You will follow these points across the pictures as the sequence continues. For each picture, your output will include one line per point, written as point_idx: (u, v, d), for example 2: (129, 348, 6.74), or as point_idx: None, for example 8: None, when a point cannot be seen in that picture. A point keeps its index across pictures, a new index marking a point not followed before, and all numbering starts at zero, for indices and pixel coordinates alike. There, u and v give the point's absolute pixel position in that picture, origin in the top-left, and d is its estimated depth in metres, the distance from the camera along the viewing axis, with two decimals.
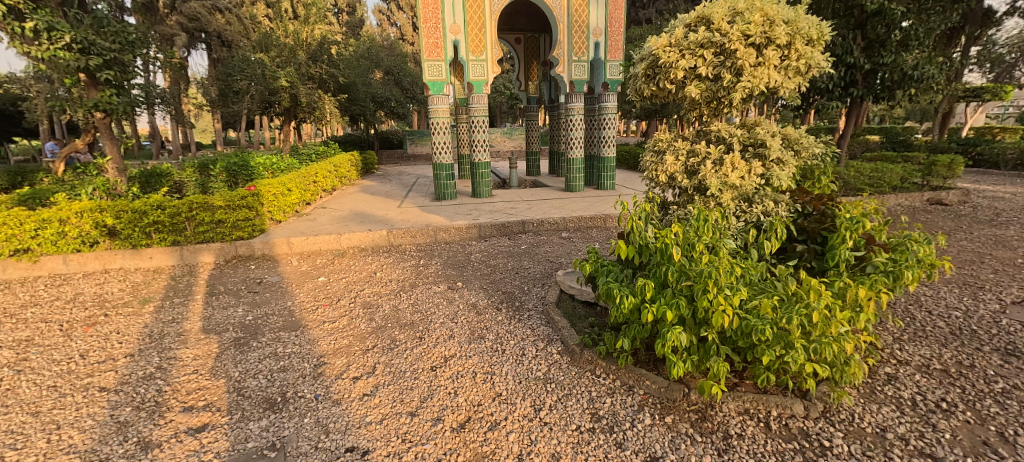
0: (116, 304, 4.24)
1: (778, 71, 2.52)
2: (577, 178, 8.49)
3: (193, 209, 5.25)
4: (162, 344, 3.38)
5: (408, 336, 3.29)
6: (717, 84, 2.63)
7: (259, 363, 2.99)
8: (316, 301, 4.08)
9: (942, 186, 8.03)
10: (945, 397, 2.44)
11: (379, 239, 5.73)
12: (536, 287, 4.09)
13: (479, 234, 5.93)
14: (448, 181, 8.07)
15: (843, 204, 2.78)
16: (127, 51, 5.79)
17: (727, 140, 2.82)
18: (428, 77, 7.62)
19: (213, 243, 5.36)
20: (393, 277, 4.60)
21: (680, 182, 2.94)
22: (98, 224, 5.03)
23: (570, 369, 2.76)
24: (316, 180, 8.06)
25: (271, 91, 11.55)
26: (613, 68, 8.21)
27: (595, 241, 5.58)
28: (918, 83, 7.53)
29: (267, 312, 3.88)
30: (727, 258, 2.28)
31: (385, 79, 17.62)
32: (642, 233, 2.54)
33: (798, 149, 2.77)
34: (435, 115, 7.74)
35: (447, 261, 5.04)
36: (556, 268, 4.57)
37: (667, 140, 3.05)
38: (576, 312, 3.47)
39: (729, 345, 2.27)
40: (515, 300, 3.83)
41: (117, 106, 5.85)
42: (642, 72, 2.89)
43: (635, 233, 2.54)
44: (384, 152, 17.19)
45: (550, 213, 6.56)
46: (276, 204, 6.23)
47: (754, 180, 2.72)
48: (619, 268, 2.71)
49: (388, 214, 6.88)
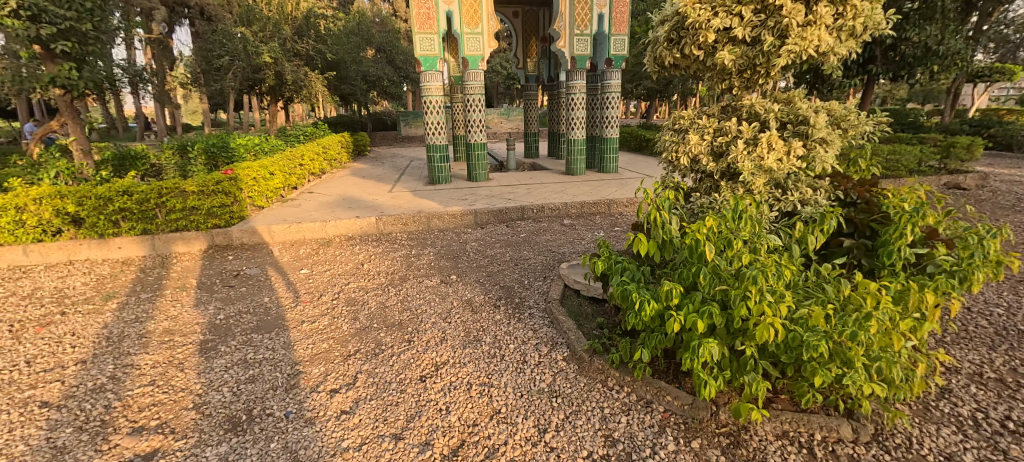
0: (77, 300, 3.86)
1: (829, 33, 2.15)
2: (579, 161, 8.05)
3: (163, 194, 4.80)
4: (119, 348, 3.01)
5: (396, 338, 2.94)
6: (756, 48, 2.25)
7: (225, 373, 2.63)
8: (296, 297, 3.72)
9: (960, 169, 7.72)
10: (1011, 415, 2.11)
11: (368, 227, 5.33)
12: (537, 281, 3.72)
13: (475, 222, 5.53)
14: (441, 164, 7.62)
15: (893, 191, 2.43)
16: (85, 20, 5.28)
17: (761, 116, 2.43)
18: (419, 52, 7.10)
19: (187, 231, 4.93)
20: (382, 269, 4.23)
21: (705, 166, 2.57)
22: (59, 211, 4.60)
23: (578, 380, 2.42)
24: (302, 163, 7.60)
25: (254, 68, 10.94)
26: (618, 42, 7.72)
27: (599, 228, 5.22)
28: (941, 59, 7.11)
29: (240, 310, 3.51)
30: (771, 258, 1.90)
31: (377, 57, 17.00)
32: (666, 223, 2.13)
33: (847, 127, 2.39)
34: (428, 93, 7.27)
35: (441, 251, 4.68)
36: (558, 259, 4.21)
37: (691, 115, 2.66)
38: (583, 310, 3.13)
39: (769, 358, 1.92)
40: (515, 296, 3.47)
41: (78, 81, 5.35)
42: (663, 36, 2.51)
43: (658, 223, 2.14)
44: (376, 134, 16.64)
45: (550, 197, 6.15)
46: (257, 189, 5.78)
47: (793, 162, 2.34)
48: (636, 265, 2.34)
49: (378, 199, 6.46)
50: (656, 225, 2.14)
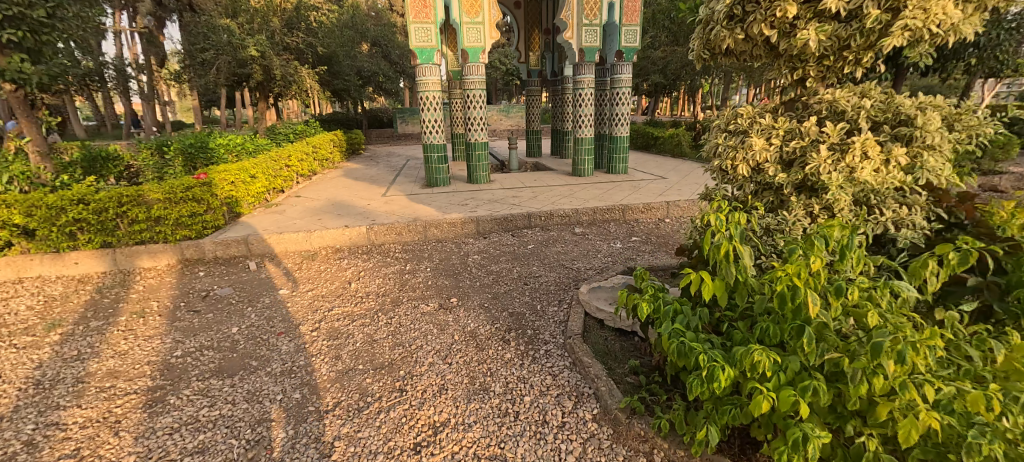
0: (14, 330, 3.30)
1: (955, 6, 1.62)
2: (586, 162, 7.53)
3: (124, 203, 4.21)
4: (48, 399, 2.47)
5: (384, 386, 2.40)
6: (853, 24, 1.72)
7: (168, 439, 2.09)
8: (270, 326, 3.18)
9: (994, 170, 7.20)
10: None
11: (357, 238, 4.76)
12: (552, 306, 3.19)
13: (477, 230, 4.95)
14: (440, 165, 7.06)
15: (1011, 211, 1.91)
16: (37, 6, 4.68)
17: (849, 114, 1.90)
18: (415, 43, 6.53)
19: (153, 244, 4.37)
20: (371, 290, 3.69)
21: (772, 178, 2.03)
22: (5, 223, 4.02)
23: (614, 452, 1.90)
24: (289, 164, 7.03)
25: (240, 63, 10.31)
26: (629, 33, 7.15)
27: (615, 238, 4.69)
28: (979, 51, 6.58)
29: (201, 345, 2.96)
30: (899, 314, 1.36)
31: (372, 52, 16.39)
32: (740, 256, 1.57)
33: (963, 129, 1.85)
34: (425, 88, 6.73)
35: (440, 267, 4.15)
36: (574, 278, 3.68)
37: (750, 114, 2.13)
38: (610, 347, 2.61)
39: (891, 450, 1.39)
40: (528, 327, 2.94)
41: (31, 75, 4.74)
42: (723, 13, 1.97)
43: (729, 257, 1.58)
44: (372, 132, 16.09)
45: (560, 202, 5.61)
46: (236, 194, 5.20)
47: (893, 173, 1.82)
48: (690, 308, 1.80)
49: (371, 204, 5.89)
50: (727, 259, 1.58)
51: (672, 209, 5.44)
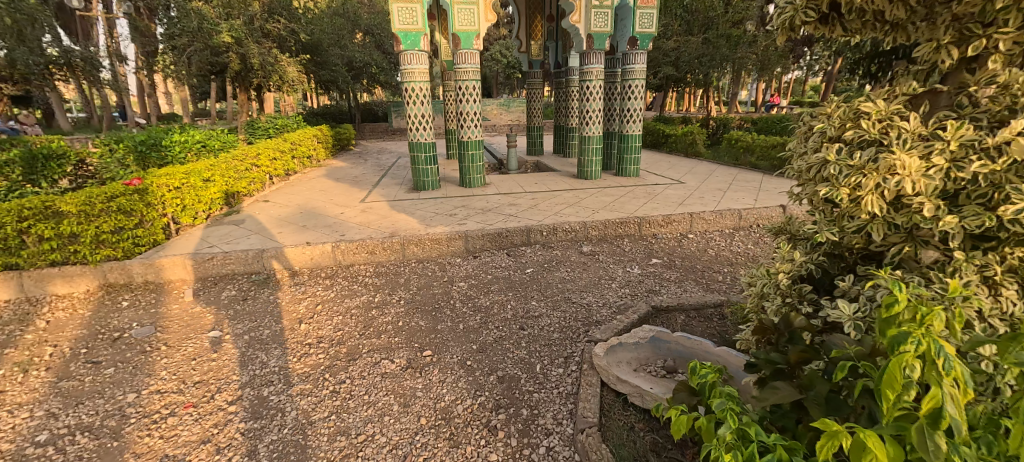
0: None
1: None
2: (592, 163, 6.70)
3: (26, 216, 3.34)
4: None
5: None
6: None
7: None
8: (181, 391, 2.37)
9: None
10: None
11: (321, 258, 3.95)
12: (558, 368, 2.39)
13: (466, 249, 4.14)
14: (428, 166, 6.26)
15: None
16: None
17: None
18: (399, 26, 5.66)
19: (70, 267, 3.57)
20: (324, 334, 2.89)
21: (930, 221, 1.23)
22: None
23: None
24: (258, 163, 6.23)
25: (216, 50, 9.44)
26: (645, 17, 6.26)
27: (631, 261, 3.88)
28: None
29: (78, 425, 2.17)
30: None
31: (365, 42, 15.52)
32: (960, 426, 0.82)
33: None
34: (411, 78, 5.90)
35: (416, 299, 3.34)
36: (584, 320, 2.88)
37: (884, 112, 1.35)
38: (640, 448, 1.81)
39: None
40: (524, 403, 2.13)
41: None
42: None
43: (940, 422, 0.82)
44: (366, 126, 15.24)
45: (564, 214, 4.80)
46: (181, 202, 4.38)
47: None
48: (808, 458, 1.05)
49: (346, 212, 5.09)
50: (933, 426, 0.83)
51: (696, 222, 4.60)
